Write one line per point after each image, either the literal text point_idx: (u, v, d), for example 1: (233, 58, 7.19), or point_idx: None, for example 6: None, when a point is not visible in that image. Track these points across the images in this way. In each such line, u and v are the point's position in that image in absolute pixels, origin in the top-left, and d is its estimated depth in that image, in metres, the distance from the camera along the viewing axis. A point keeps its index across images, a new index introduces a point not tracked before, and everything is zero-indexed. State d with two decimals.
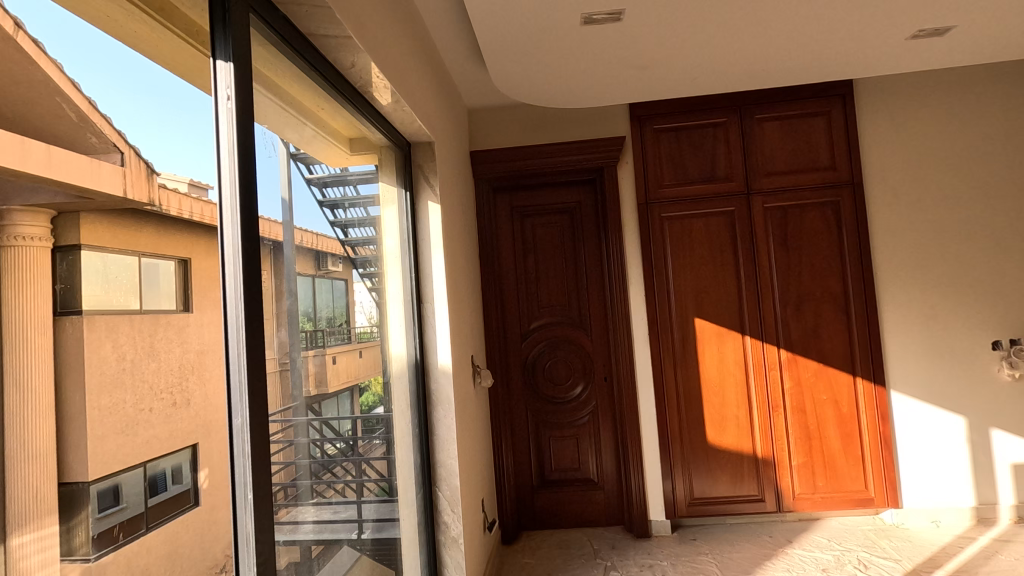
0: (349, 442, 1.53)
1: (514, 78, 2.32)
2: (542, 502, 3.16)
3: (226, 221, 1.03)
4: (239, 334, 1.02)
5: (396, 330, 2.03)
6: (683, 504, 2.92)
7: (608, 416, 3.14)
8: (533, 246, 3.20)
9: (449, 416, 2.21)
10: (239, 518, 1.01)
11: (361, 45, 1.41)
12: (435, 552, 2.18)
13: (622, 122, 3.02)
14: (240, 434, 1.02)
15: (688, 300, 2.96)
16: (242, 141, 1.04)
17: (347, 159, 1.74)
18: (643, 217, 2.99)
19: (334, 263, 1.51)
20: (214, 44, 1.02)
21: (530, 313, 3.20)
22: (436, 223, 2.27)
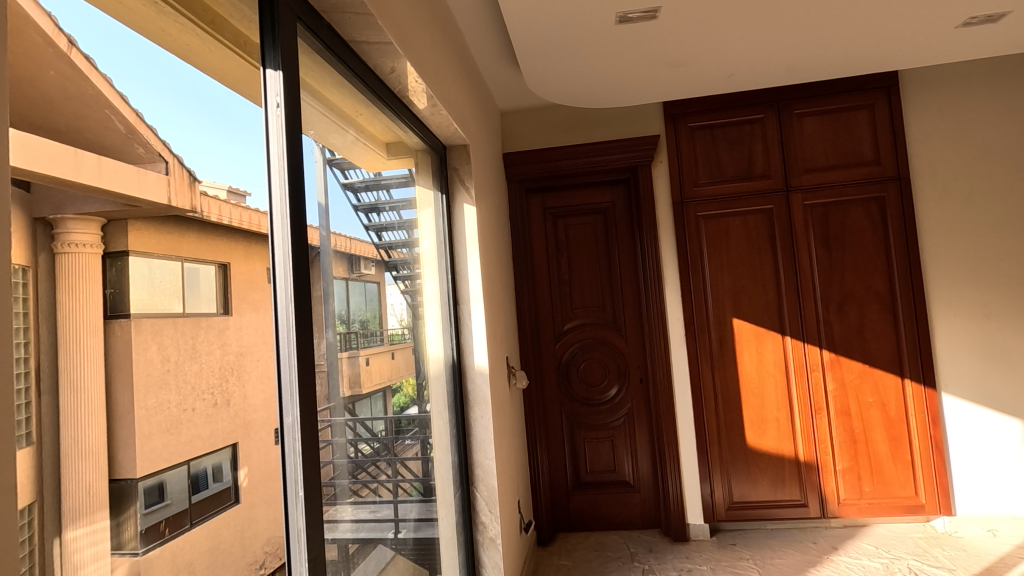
0: (383, 443, 1.55)
1: (548, 79, 2.33)
2: (577, 503, 3.14)
3: (276, 226, 1.07)
4: (290, 335, 1.05)
5: (433, 332, 2.05)
6: (722, 508, 2.86)
7: (644, 418, 3.11)
8: (566, 247, 3.20)
9: (486, 417, 2.22)
10: (290, 515, 1.04)
11: (401, 51, 1.44)
12: (473, 552, 2.20)
13: (655, 120, 2.99)
14: (291, 432, 1.05)
15: (724, 299, 2.91)
16: (291, 146, 1.07)
17: (384, 163, 1.76)
18: (677, 216, 2.95)
19: (366, 266, 1.52)
20: (265, 54, 1.06)
21: (564, 313, 3.19)
22: (471, 224, 2.28)
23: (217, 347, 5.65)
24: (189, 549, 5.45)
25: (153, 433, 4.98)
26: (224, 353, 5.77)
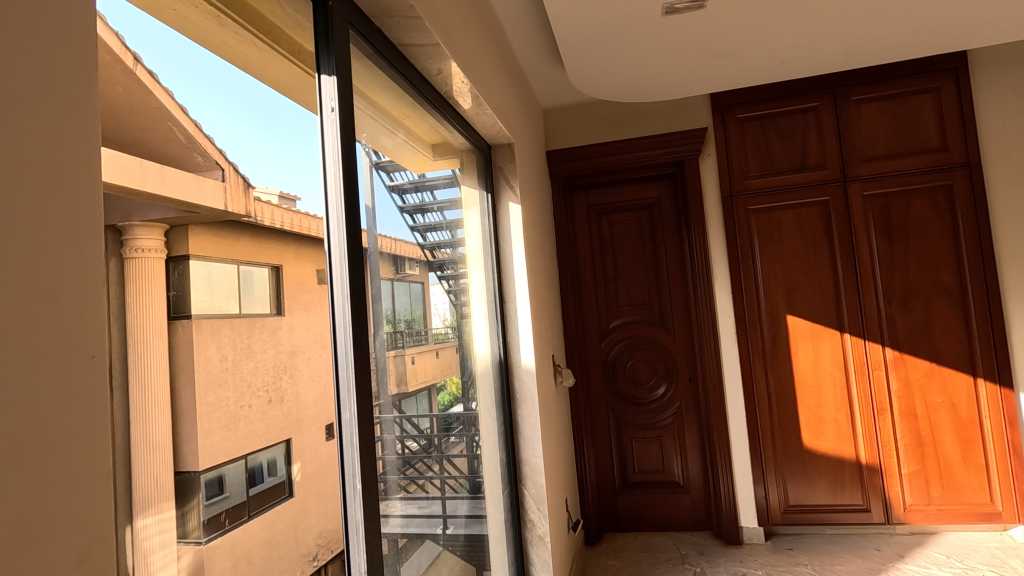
0: (429, 440, 1.57)
1: (592, 74, 2.31)
2: (624, 504, 3.11)
3: (332, 226, 1.10)
4: (347, 332, 1.09)
5: (480, 330, 2.07)
6: (777, 511, 2.77)
7: (693, 418, 3.05)
8: (611, 244, 3.16)
9: (533, 415, 2.23)
10: (348, 508, 1.07)
11: (447, 52, 1.46)
12: (521, 550, 2.20)
13: (703, 113, 2.92)
14: (349, 427, 1.08)
15: (778, 296, 2.81)
16: (345, 149, 1.11)
17: (430, 165, 1.77)
18: (726, 211, 2.87)
19: (411, 266, 1.55)
20: (319, 60, 1.09)
21: (609, 311, 3.16)
22: (516, 223, 2.29)
23: (271, 346, 5.89)
24: (247, 540, 5.71)
25: (212, 429, 5.24)
26: (278, 352, 6.00)
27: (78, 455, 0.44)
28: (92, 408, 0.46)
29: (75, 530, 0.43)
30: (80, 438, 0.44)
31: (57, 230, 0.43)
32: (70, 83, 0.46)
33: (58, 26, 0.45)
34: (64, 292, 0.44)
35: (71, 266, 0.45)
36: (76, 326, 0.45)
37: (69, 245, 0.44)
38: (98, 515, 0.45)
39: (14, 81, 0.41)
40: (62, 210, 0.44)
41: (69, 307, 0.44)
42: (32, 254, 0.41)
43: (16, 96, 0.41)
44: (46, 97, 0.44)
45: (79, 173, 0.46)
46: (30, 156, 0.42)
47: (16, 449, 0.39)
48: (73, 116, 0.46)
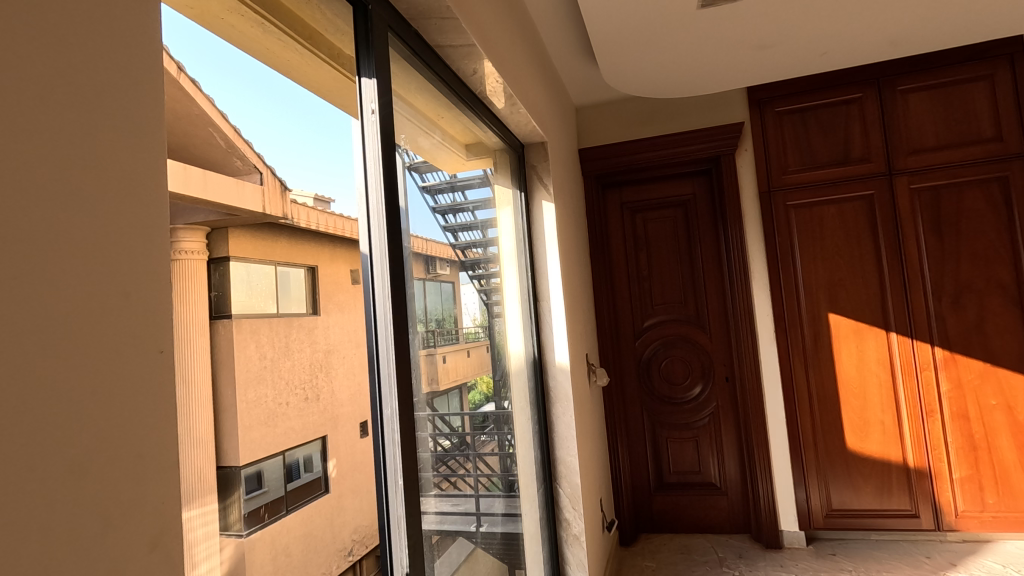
0: (462, 438, 1.57)
1: (626, 70, 2.29)
2: (660, 505, 3.07)
3: (373, 226, 1.12)
4: (388, 329, 1.11)
5: (514, 329, 2.08)
6: (820, 515, 2.69)
7: (730, 418, 2.99)
8: (645, 242, 3.13)
9: (568, 414, 2.23)
10: (390, 503, 1.09)
11: (483, 52, 1.47)
12: (557, 548, 2.20)
13: (739, 107, 2.85)
14: (389, 423, 1.10)
15: (819, 294, 2.73)
16: (385, 151, 1.13)
17: (462, 164, 1.76)
18: (764, 207, 2.81)
19: (441, 266, 1.54)
20: (359, 63, 1.11)
21: (644, 310, 3.13)
22: (550, 221, 2.29)
23: (307, 346, 6.03)
24: (286, 533, 5.89)
25: (252, 425, 5.41)
26: (314, 351, 6.15)
27: (148, 447, 0.46)
28: (160, 403, 0.48)
29: (142, 518, 0.45)
30: (149, 431, 0.46)
31: (126, 230, 0.46)
32: (136, 88, 0.48)
33: (131, 41, 0.48)
34: (135, 288, 0.46)
35: (138, 265, 0.46)
36: (144, 322, 0.46)
37: (138, 244, 0.47)
38: (167, 505, 0.47)
39: (88, 88, 0.44)
40: (131, 210, 0.46)
41: (140, 305, 0.46)
42: (106, 254, 0.44)
43: (90, 102, 0.44)
44: (117, 105, 0.46)
45: (146, 176, 0.48)
46: (101, 160, 0.44)
47: (94, 438, 0.41)
48: (139, 120, 0.48)
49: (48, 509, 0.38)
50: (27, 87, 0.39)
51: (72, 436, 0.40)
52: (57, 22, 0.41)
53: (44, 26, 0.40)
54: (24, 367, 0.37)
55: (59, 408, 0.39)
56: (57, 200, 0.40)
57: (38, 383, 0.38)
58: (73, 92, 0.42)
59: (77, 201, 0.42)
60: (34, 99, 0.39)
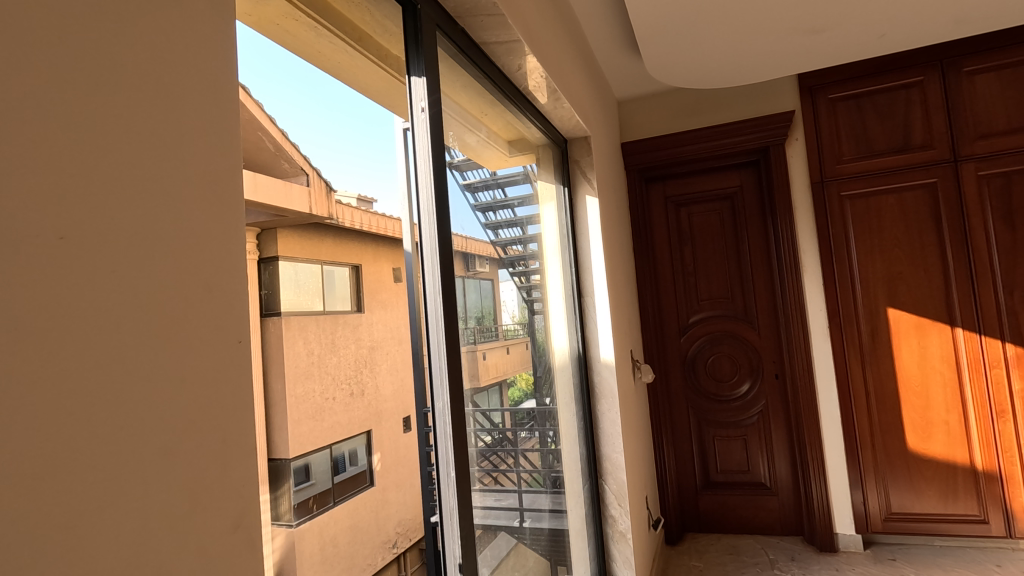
0: (502, 435, 1.57)
1: (670, 60, 2.24)
2: (706, 504, 3.02)
3: (424, 223, 1.15)
4: (438, 324, 1.13)
5: (558, 325, 2.08)
6: (878, 519, 2.58)
7: (782, 417, 2.90)
8: (690, 236, 3.07)
9: (613, 410, 2.22)
10: (443, 494, 1.11)
11: (527, 48, 1.47)
12: (603, 545, 2.20)
13: (789, 94, 2.76)
14: (441, 415, 1.12)
15: (877, 288, 2.61)
16: (435, 148, 1.15)
17: (504, 161, 1.75)
18: (816, 197, 2.71)
19: (481, 264, 1.52)
20: (409, 63, 1.13)
21: (689, 305, 3.07)
22: (594, 216, 2.27)
23: (352, 342, 6.24)
24: (333, 524, 6.10)
25: (301, 419, 5.60)
26: (358, 347, 6.36)
27: (231, 432, 0.48)
28: (241, 391, 0.50)
29: (227, 501, 0.47)
30: (229, 417, 0.48)
31: (208, 226, 0.48)
32: (216, 93, 0.51)
33: (210, 46, 0.51)
34: (216, 281, 0.48)
35: (218, 262, 0.49)
36: (225, 314, 0.49)
37: (217, 240, 0.49)
38: (248, 488, 0.50)
39: (171, 89, 0.46)
40: (211, 210, 0.49)
41: (221, 298, 0.49)
42: (191, 251, 0.46)
43: (173, 104, 0.46)
44: (198, 107, 0.48)
45: (223, 172, 0.50)
46: (185, 162, 0.46)
47: (182, 424, 0.44)
48: (219, 122, 0.51)
49: (145, 488, 0.41)
50: (116, 91, 0.41)
51: (163, 419, 0.42)
52: (139, 26, 0.44)
53: (128, 30, 0.43)
54: (123, 356, 0.40)
55: (152, 394, 0.42)
56: (146, 199, 0.43)
57: (135, 369, 0.41)
58: (157, 92, 0.45)
59: (163, 198, 0.44)
60: (124, 104, 0.42)
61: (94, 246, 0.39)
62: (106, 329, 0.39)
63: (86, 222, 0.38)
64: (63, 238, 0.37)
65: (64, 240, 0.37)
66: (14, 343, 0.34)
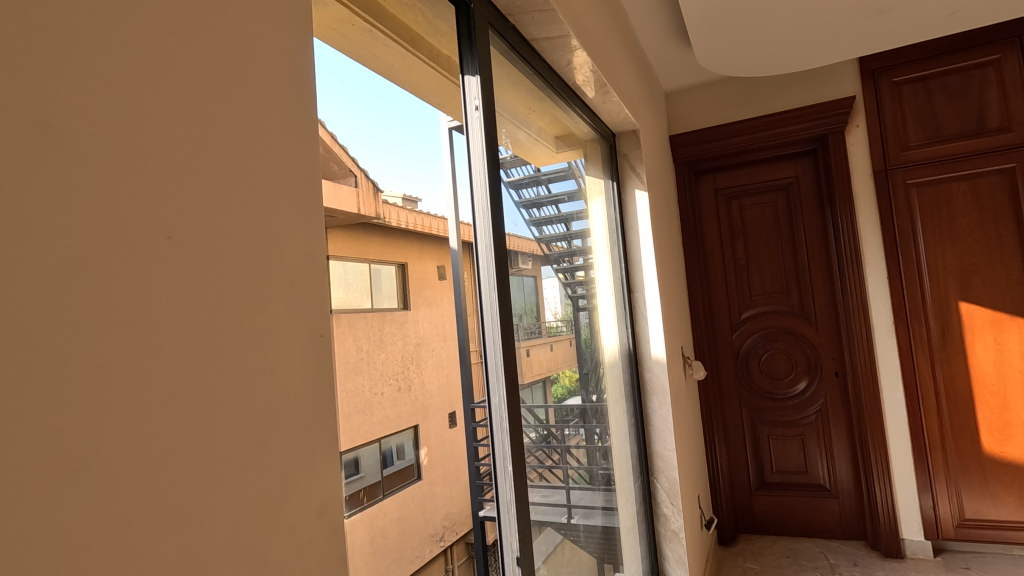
0: (545, 431, 1.55)
1: (722, 49, 2.18)
2: (761, 506, 2.93)
3: (478, 219, 1.16)
4: (494, 319, 1.14)
5: (608, 321, 2.06)
6: (949, 525, 2.44)
7: (843, 416, 2.79)
8: (742, 230, 2.98)
9: (665, 408, 2.18)
10: (499, 487, 1.13)
11: (577, 43, 1.48)
12: (655, 543, 2.17)
13: (849, 79, 2.64)
14: (498, 410, 1.14)
15: (948, 281, 2.47)
16: (490, 146, 1.17)
17: (551, 157, 1.75)
18: (879, 186, 2.58)
19: (524, 261, 1.50)
20: (462, 63, 1.14)
21: (742, 301, 2.98)
22: (643, 210, 2.24)
23: (399, 339, 6.40)
24: (383, 516, 6.26)
25: (351, 413, 5.78)
26: (405, 343, 6.51)
27: (315, 423, 0.51)
28: (324, 385, 0.52)
29: (312, 490, 0.50)
30: (313, 409, 0.51)
31: (292, 225, 0.50)
32: (300, 99, 0.53)
33: (293, 54, 0.53)
34: (302, 277, 0.51)
35: (300, 258, 0.51)
36: (309, 309, 0.51)
37: (301, 239, 0.51)
38: (330, 479, 0.52)
39: (261, 95, 0.49)
40: (295, 210, 0.51)
41: (304, 293, 0.51)
42: (273, 246, 0.48)
43: (260, 110, 0.48)
44: (283, 113, 0.51)
45: (306, 174, 0.53)
46: (272, 162, 0.49)
47: (272, 414, 0.46)
48: (301, 128, 0.53)
49: (242, 472, 0.43)
50: (214, 102, 0.44)
51: (256, 410, 0.45)
52: (230, 38, 0.46)
53: (224, 44, 0.46)
54: (220, 350, 0.42)
55: (247, 385, 0.44)
56: (236, 197, 0.45)
57: (231, 361, 0.43)
58: (248, 99, 0.47)
59: (253, 200, 0.47)
60: (218, 111, 0.44)
61: (196, 244, 0.41)
62: (206, 322, 0.41)
63: (186, 221, 0.41)
64: (170, 238, 0.39)
65: (171, 239, 0.39)
66: (133, 335, 0.36)
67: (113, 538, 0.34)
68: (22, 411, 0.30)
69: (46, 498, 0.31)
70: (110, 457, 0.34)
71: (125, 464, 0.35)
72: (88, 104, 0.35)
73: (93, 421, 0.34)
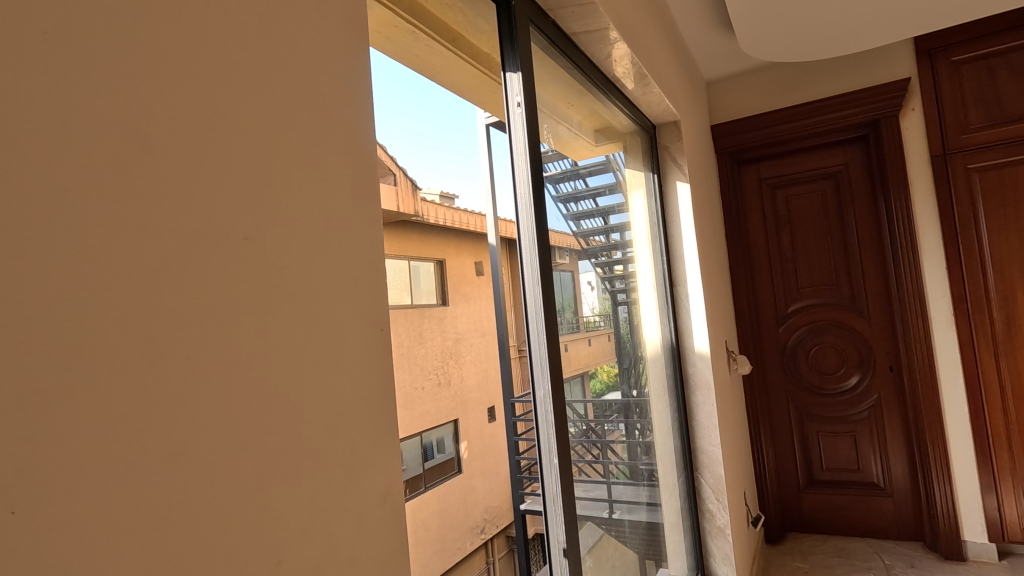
0: (585, 426, 1.55)
1: (766, 34, 2.12)
2: (811, 504, 2.85)
3: (521, 215, 1.18)
4: (538, 312, 1.15)
5: (650, 315, 2.04)
6: (1016, 527, 2.32)
7: (898, 412, 2.68)
8: (788, 220, 2.90)
9: (709, 403, 2.15)
10: (545, 479, 1.15)
11: (617, 35, 1.47)
12: (700, 540, 2.15)
13: (902, 60, 2.52)
14: (543, 403, 1.15)
15: (1013, 270, 2.33)
16: (532, 141, 1.17)
17: (590, 151, 1.74)
18: (937, 171, 2.45)
19: (561, 255, 1.49)
20: (504, 60, 1.15)
21: (788, 294, 2.90)
22: (685, 202, 2.21)
23: (438, 334, 6.50)
24: (425, 508, 6.37)
25: None
26: (444, 339, 6.61)
27: (379, 413, 0.53)
28: (385, 378, 0.55)
29: (376, 478, 0.52)
30: (376, 400, 0.53)
31: (354, 224, 0.53)
32: (360, 103, 0.55)
33: (351, 61, 0.55)
34: (363, 274, 0.53)
35: (361, 255, 0.53)
36: (370, 305, 0.54)
37: (361, 238, 0.53)
38: (393, 467, 0.54)
39: (323, 101, 0.51)
40: (356, 209, 0.53)
41: (365, 289, 0.53)
42: (336, 245, 0.50)
43: (323, 115, 0.51)
44: (344, 117, 0.53)
45: (364, 174, 0.55)
46: (335, 165, 0.51)
47: (339, 405, 0.49)
48: (360, 131, 0.55)
49: (314, 459, 0.46)
50: (283, 110, 0.47)
51: (325, 402, 0.47)
52: (294, 48, 0.49)
53: (289, 54, 0.48)
54: (292, 344, 0.45)
55: (316, 376, 0.47)
56: (303, 199, 0.47)
57: (302, 354, 0.46)
58: (312, 105, 0.50)
59: (319, 202, 0.49)
60: (286, 118, 0.47)
61: (269, 245, 0.44)
62: (280, 317, 0.44)
63: (260, 223, 0.43)
64: (248, 239, 0.42)
65: (248, 240, 0.42)
66: (220, 330, 0.39)
67: (206, 518, 0.37)
68: (133, 399, 0.33)
69: (152, 477, 0.34)
70: (203, 442, 0.37)
71: (216, 448, 0.38)
72: (176, 116, 0.38)
73: (191, 407, 0.37)
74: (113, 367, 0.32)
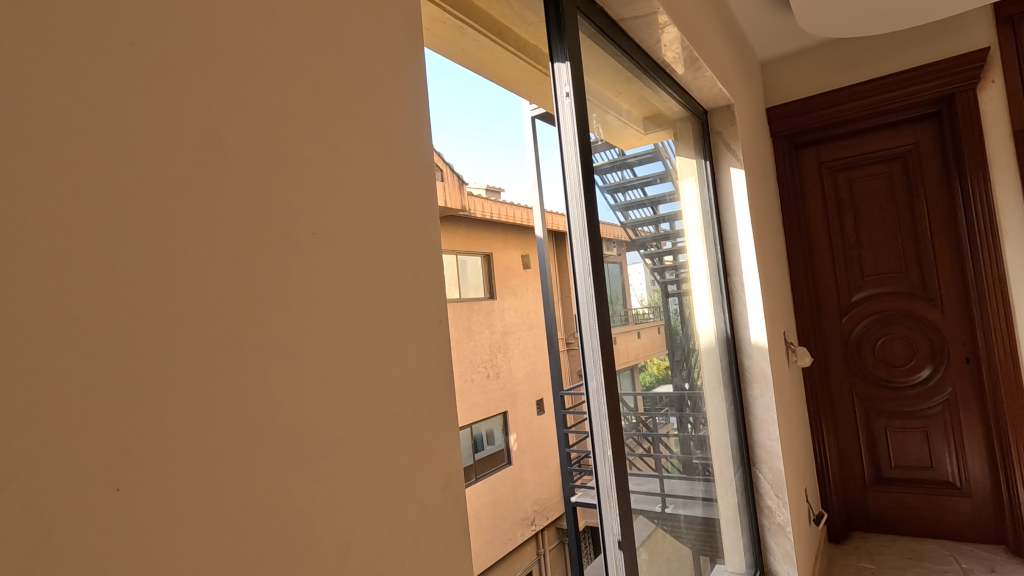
0: (636, 419, 1.53)
1: (825, 9, 2.01)
2: (877, 502, 2.72)
3: (571, 206, 1.17)
4: (590, 304, 1.14)
5: (703, 306, 1.99)
6: None
7: (976, 407, 2.51)
8: (851, 205, 2.75)
9: (767, 396, 2.08)
10: (599, 471, 1.14)
11: (668, 19, 1.43)
12: (759, 536, 2.09)
13: (979, 29, 2.34)
14: (595, 395, 1.15)
15: None
16: (581, 131, 1.16)
17: (639, 139, 1.71)
18: (1020, 148, 2.27)
19: (609, 247, 1.47)
20: (552, 50, 1.15)
21: (851, 282, 2.76)
22: (740, 189, 2.13)
23: (486, 328, 6.57)
24: (476, 499, 6.48)
25: None
26: (492, 332, 6.68)
27: (438, 402, 0.54)
28: (443, 368, 0.56)
29: (437, 466, 0.53)
30: (436, 389, 0.54)
31: (411, 217, 0.54)
32: (415, 99, 0.56)
33: (407, 58, 0.56)
34: (422, 267, 0.54)
35: (419, 248, 0.54)
36: (429, 296, 0.55)
37: (419, 231, 0.54)
38: (453, 456, 0.56)
39: (381, 98, 0.52)
40: (413, 202, 0.54)
41: (424, 281, 0.55)
42: (395, 239, 0.52)
43: (380, 112, 0.52)
44: (400, 114, 0.54)
45: (421, 169, 0.56)
46: (393, 160, 0.53)
47: (401, 394, 0.50)
48: (416, 126, 0.56)
49: (379, 445, 0.47)
50: (343, 108, 0.48)
51: (387, 390, 0.49)
52: (353, 47, 0.50)
53: (348, 53, 0.49)
54: (357, 335, 0.47)
55: (379, 366, 0.48)
56: (362, 194, 0.49)
57: (366, 344, 0.47)
58: (370, 103, 0.51)
59: (378, 198, 0.50)
60: (347, 116, 0.48)
61: (334, 239, 0.45)
62: (345, 308, 0.46)
63: (324, 218, 0.45)
64: (314, 234, 0.44)
65: (314, 235, 0.44)
66: (292, 321, 0.41)
67: (280, 498, 0.39)
68: (218, 385, 0.36)
69: (232, 459, 0.36)
70: (277, 427, 0.39)
71: (287, 433, 0.40)
72: (245, 117, 0.40)
73: (265, 394, 0.39)
74: (198, 356, 0.35)
